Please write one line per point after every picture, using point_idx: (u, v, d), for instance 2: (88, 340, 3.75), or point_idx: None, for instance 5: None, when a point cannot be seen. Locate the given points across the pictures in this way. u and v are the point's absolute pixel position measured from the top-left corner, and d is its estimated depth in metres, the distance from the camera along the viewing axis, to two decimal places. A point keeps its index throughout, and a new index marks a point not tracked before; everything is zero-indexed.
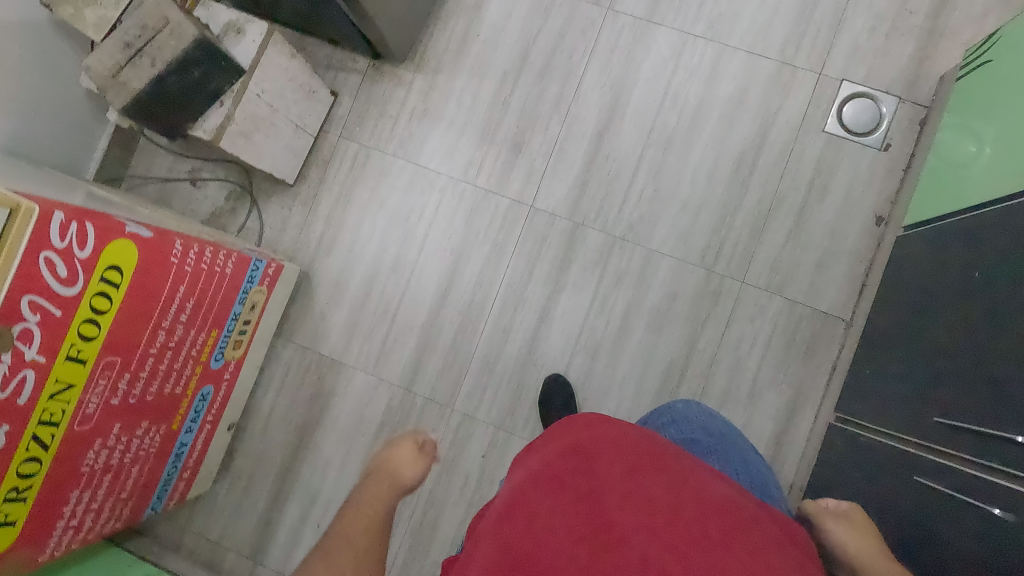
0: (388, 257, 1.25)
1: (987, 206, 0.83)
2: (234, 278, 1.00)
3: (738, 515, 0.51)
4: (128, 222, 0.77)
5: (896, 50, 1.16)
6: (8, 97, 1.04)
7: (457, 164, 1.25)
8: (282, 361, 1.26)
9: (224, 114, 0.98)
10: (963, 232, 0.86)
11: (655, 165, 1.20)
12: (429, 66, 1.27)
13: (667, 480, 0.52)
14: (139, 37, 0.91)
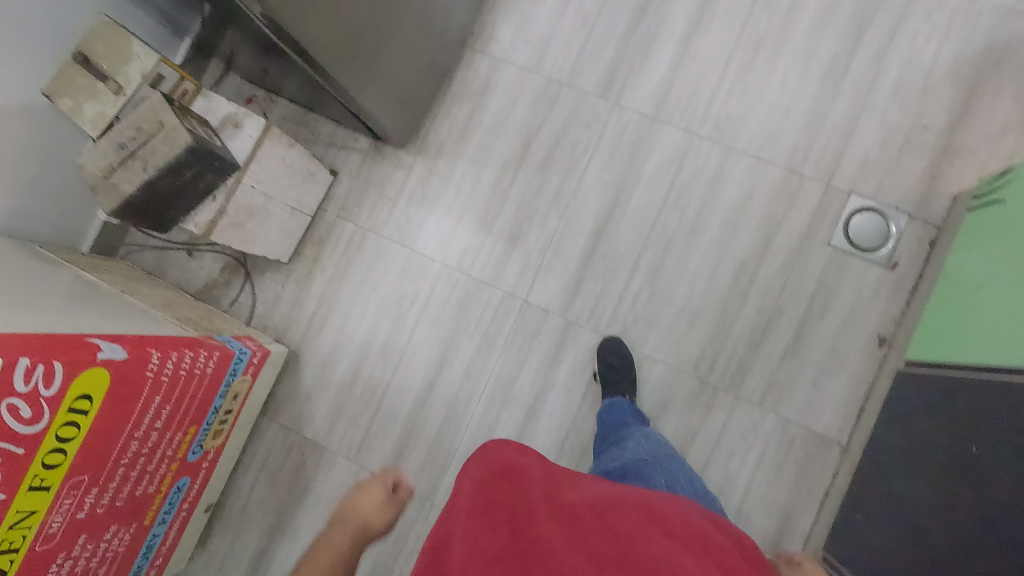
0: (377, 342, 1.24)
1: (1001, 374, 0.81)
2: (215, 376, 1.00)
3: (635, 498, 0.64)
4: (104, 345, 0.77)
5: (908, 165, 1.12)
6: (8, 176, 1.05)
7: (453, 251, 1.24)
8: (265, 440, 1.25)
9: (216, 209, 1.01)
10: (975, 398, 0.82)
11: (652, 268, 1.17)
12: (430, 150, 1.26)
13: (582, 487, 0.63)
14: (134, 139, 0.91)
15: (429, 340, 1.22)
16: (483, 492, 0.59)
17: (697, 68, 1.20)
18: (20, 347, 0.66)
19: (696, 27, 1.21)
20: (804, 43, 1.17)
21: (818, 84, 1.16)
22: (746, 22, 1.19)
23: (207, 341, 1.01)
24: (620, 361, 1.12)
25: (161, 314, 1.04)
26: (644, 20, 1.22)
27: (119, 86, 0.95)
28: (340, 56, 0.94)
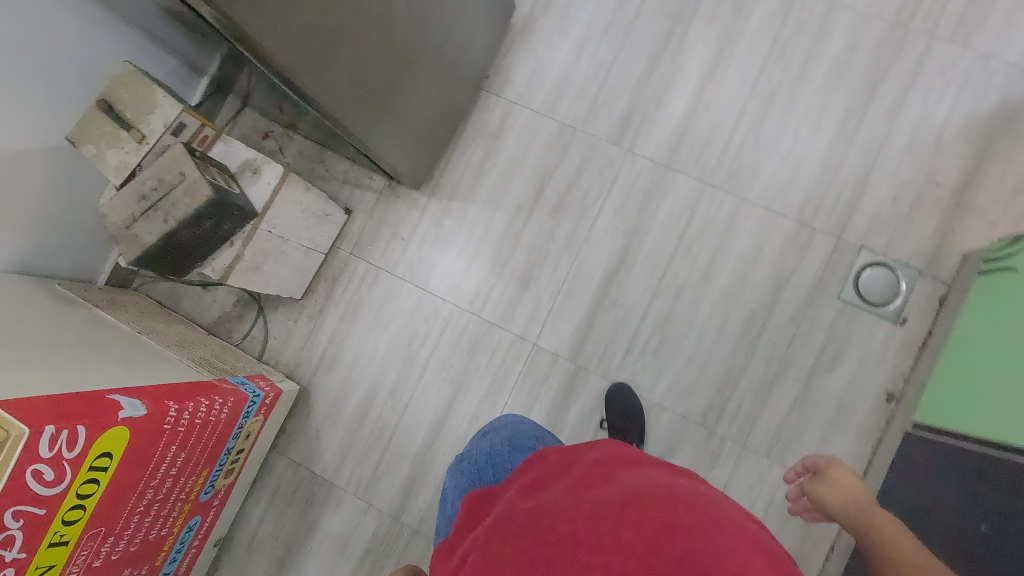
0: (388, 381, 1.25)
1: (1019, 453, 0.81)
2: (229, 420, 1.01)
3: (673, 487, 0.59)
4: (124, 401, 0.78)
5: (919, 222, 1.13)
6: (32, 214, 1.07)
7: (464, 293, 1.25)
8: (274, 474, 1.26)
9: (234, 255, 1.02)
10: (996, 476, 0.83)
11: (663, 315, 1.18)
12: (444, 191, 1.28)
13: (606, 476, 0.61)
14: (156, 190, 0.92)
15: (439, 380, 1.24)
16: (513, 505, 0.62)
17: (711, 118, 1.21)
18: (46, 413, 0.67)
19: (710, 77, 1.22)
20: (817, 96, 1.19)
21: (830, 137, 1.17)
22: (760, 74, 1.21)
23: (221, 384, 1.02)
24: (628, 409, 1.13)
25: (177, 356, 1.05)
26: (659, 68, 1.24)
27: (142, 135, 0.96)
28: (356, 107, 0.94)
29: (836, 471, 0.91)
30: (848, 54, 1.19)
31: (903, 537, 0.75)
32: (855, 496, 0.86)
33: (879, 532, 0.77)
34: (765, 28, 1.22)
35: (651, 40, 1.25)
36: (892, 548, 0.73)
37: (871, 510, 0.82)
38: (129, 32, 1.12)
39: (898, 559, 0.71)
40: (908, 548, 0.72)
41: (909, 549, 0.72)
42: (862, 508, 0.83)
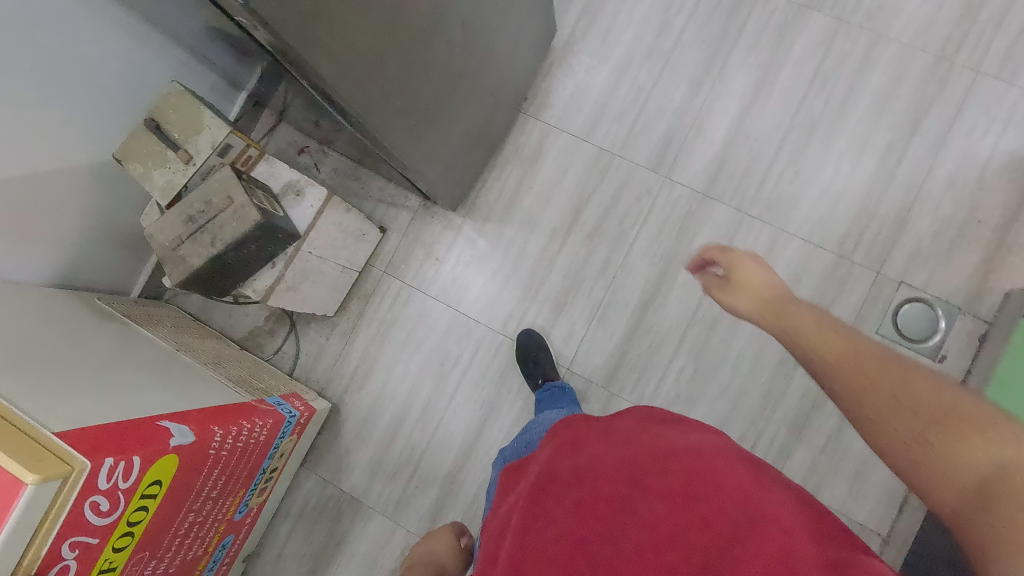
0: (419, 401, 1.25)
1: None
2: (266, 441, 1.01)
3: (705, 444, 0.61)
4: (173, 428, 0.78)
5: (960, 259, 1.12)
6: (73, 227, 1.07)
7: (498, 315, 1.25)
8: (303, 491, 1.26)
9: (275, 276, 1.02)
10: None
11: (698, 345, 1.18)
12: (480, 212, 1.28)
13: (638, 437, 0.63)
14: (203, 212, 0.92)
15: (470, 403, 1.24)
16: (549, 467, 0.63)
17: (751, 146, 1.21)
18: (104, 446, 0.67)
19: (751, 105, 1.22)
20: (859, 129, 1.18)
21: (871, 170, 1.17)
22: (802, 104, 1.20)
23: (259, 406, 1.02)
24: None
25: (216, 375, 1.05)
26: (699, 95, 1.23)
27: (189, 155, 0.96)
28: (401, 131, 0.94)
29: (750, 267, 0.64)
30: (891, 87, 1.18)
31: (828, 319, 0.54)
32: (774, 290, 0.61)
33: (819, 326, 0.53)
34: (808, 58, 1.21)
35: (692, 67, 1.24)
36: (865, 364, 0.47)
37: (795, 304, 0.58)
38: (173, 49, 1.11)
39: (832, 356, 0.49)
40: (870, 354, 0.47)
41: (817, 331, 0.52)
42: (772, 305, 0.59)
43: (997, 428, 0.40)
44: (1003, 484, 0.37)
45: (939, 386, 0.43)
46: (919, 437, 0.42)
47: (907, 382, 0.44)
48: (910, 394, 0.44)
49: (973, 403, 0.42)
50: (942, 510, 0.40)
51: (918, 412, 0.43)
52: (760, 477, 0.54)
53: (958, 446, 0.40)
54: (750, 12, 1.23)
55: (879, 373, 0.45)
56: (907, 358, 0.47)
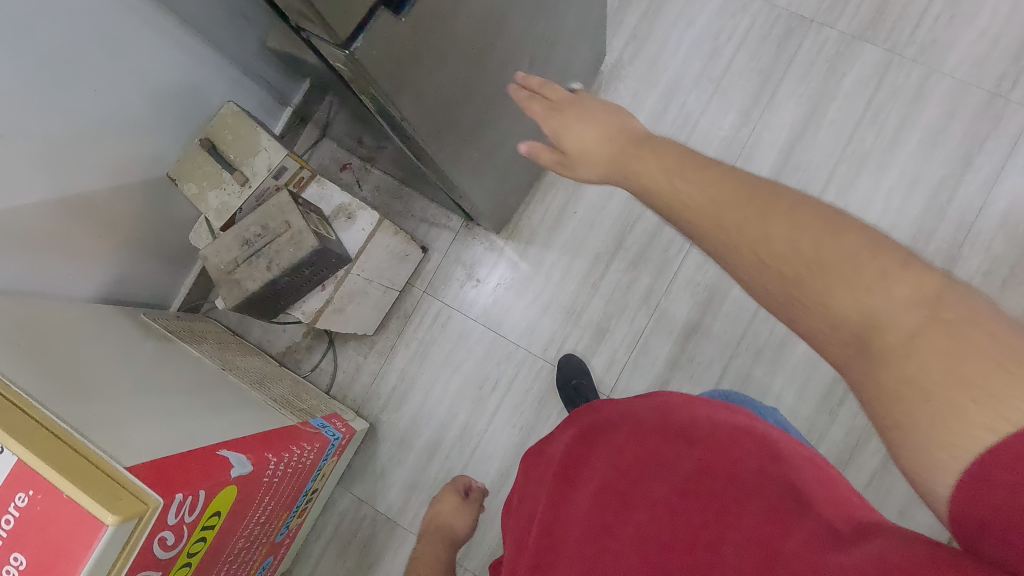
0: (457, 423, 1.25)
1: None
2: (311, 464, 1.01)
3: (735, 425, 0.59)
4: (233, 458, 0.78)
5: (1012, 298, 1.11)
6: (120, 242, 1.07)
7: (538, 339, 1.25)
8: (337, 509, 1.26)
9: (325, 298, 1.03)
10: None
11: (741, 377, 1.17)
12: (522, 234, 1.27)
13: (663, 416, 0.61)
14: (260, 237, 0.92)
15: (508, 427, 1.23)
16: (575, 449, 0.63)
17: (799, 177, 1.20)
18: (172, 481, 0.67)
19: (801, 136, 1.21)
20: (911, 163, 1.17)
21: (922, 206, 1.16)
22: (852, 136, 1.19)
23: (305, 428, 1.02)
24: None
25: (261, 395, 1.05)
26: (748, 124, 1.23)
27: (245, 177, 0.96)
28: (460, 160, 0.94)
29: (600, 112, 0.56)
30: (944, 123, 1.17)
31: (677, 156, 0.47)
32: (611, 132, 0.54)
33: (671, 172, 0.46)
34: (859, 90, 1.20)
35: (741, 95, 1.23)
36: (719, 215, 0.41)
37: (641, 139, 0.52)
38: (226, 66, 1.11)
39: (689, 213, 0.44)
40: (724, 194, 0.41)
41: (674, 182, 0.45)
42: (616, 158, 0.52)
43: (861, 268, 0.34)
44: (880, 340, 0.34)
45: (794, 221, 0.37)
46: (789, 297, 0.38)
47: (764, 228, 0.38)
48: (768, 244, 0.38)
49: (825, 228, 0.36)
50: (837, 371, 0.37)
51: (778, 267, 0.38)
52: (791, 455, 0.55)
53: (832, 304, 0.35)
54: (802, 41, 1.23)
55: (734, 225, 0.40)
56: (763, 181, 0.41)
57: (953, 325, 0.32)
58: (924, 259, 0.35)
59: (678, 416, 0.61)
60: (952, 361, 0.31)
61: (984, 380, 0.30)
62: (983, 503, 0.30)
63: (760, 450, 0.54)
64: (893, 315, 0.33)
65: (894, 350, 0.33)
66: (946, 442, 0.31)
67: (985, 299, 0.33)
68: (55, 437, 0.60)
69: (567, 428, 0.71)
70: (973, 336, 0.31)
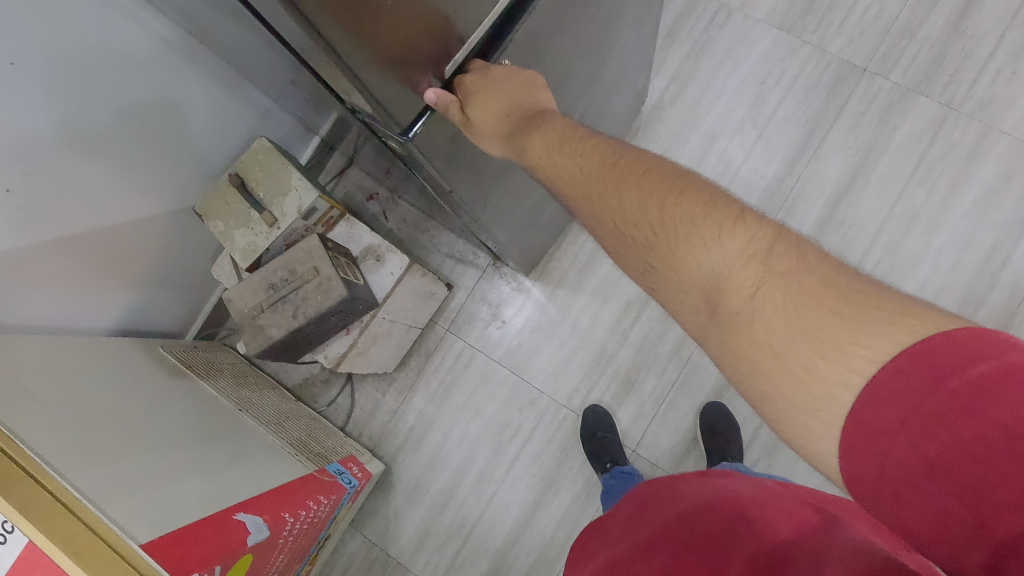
0: (474, 469, 1.20)
1: None
2: (327, 514, 0.98)
3: (704, 492, 0.63)
4: (249, 523, 0.76)
5: None
6: (143, 272, 1.04)
7: (563, 387, 1.21)
8: (347, 551, 1.21)
9: (349, 343, 1.00)
10: None
11: (773, 439, 1.13)
12: (551, 276, 1.23)
13: (645, 511, 0.65)
14: (287, 282, 0.88)
15: (528, 476, 1.19)
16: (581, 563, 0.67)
17: (844, 233, 1.15)
18: (187, 559, 0.64)
19: (847, 191, 1.16)
20: (963, 224, 1.12)
21: (972, 271, 1.11)
22: (901, 194, 1.14)
23: (321, 477, 0.98)
24: (726, 428, 1.11)
25: (277, 439, 1.02)
26: (792, 174, 1.18)
27: (274, 218, 0.92)
28: (496, 212, 0.90)
29: (511, 90, 0.58)
30: (1000, 183, 1.12)
31: (559, 137, 0.55)
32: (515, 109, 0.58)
33: (556, 150, 0.55)
34: (911, 144, 1.15)
35: (786, 143, 1.19)
36: (596, 191, 0.50)
37: (541, 120, 0.58)
38: (259, 96, 1.09)
39: (576, 190, 0.52)
40: (592, 172, 0.51)
41: (560, 164, 0.54)
42: (515, 137, 0.58)
43: (699, 231, 0.42)
44: (721, 297, 0.41)
45: (643, 192, 0.46)
46: (646, 265, 0.46)
47: (623, 201, 0.47)
48: (626, 216, 0.47)
49: (671, 193, 0.45)
50: (692, 331, 0.45)
51: (636, 235, 0.46)
52: (762, 505, 0.56)
53: (679, 265, 0.43)
54: (852, 91, 1.18)
55: (602, 197, 0.49)
56: (625, 155, 0.50)
57: (784, 276, 0.39)
58: (759, 216, 0.43)
59: (658, 507, 0.65)
60: (791, 317, 0.38)
61: (823, 335, 0.37)
62: (862, 462, 0.35)
63: (723, 511, 0.56)
64: (729, 271, 0.41)
65: (736, 307, 0.40)
66: (811, 407, 0.37)
67: (810, 248, 0.41)
68: (67, 513, 0.57)
69: (581, 541, 0.75)
70: (803, 287, 0.38)
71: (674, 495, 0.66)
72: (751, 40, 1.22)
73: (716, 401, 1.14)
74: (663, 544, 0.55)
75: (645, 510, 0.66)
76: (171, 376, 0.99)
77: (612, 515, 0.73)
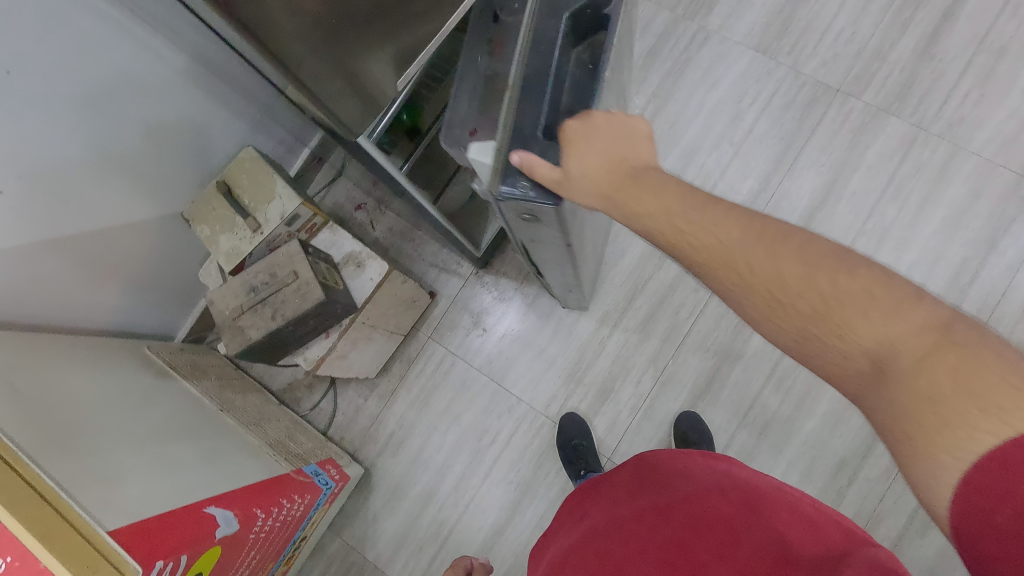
0: (452, 475, 1.22)
1: None
2: (302, 513, 1.00)
3: (715, 478, 0.65)
4: (220, 517, 0.78)
5: None
6: (133, 274, 1.08)
7: (541, 395, 1.23)
8: (326, 554, 1.22)
9: (328, 346, 1.02)
10: None
11: (747, 449, 1.14)
12: (532, 286, 1.26)
13: (649, 483, 0.68)
14: (267, 284, 0.92)
15: (504, 483, 1.21)
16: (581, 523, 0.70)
17: None
18: (152, 547, 0.66)
19: (820, 206, 1.19)
20: (933, 241, 1.14)
21: (942, 286, 1.12)
22: (873, 210, 1.17)
23: (297, 477, 1.00)
24: (698, 438, 1.12)
25: (257, 440, 1.04)
26: (767, 190, 1.21)
27: (257, 224, 0.96)
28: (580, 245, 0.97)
29: (610, 141, 0.54)
30: (969, 202, 1.15)
31: (679, 194, 0.48)
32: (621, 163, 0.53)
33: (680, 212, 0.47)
34: (883, 163, 1.18)
35: (762, 160, 1.22)
36: (737, 257, 0.43)
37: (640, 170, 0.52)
38: (250, 108, 1.13)
39: (705, 260, 0.45)
40: (734, 238, 0.43)
41: (684, 225, 0.46)
42: (615, 197, 0.51)
43: (872, 306, 0.38)
44: (890, 371, 0.37)
45: (802, 263, 0.40)
46: (805, 333, 0.41)
47: (781, 273, 0.41)
48: (786, 289, 0.41)
49: (835, 264, 0.40)
50: (851, 390, 0.41)
51: (798, 310, 0.40)
52: (777, 507, 0.59)
53: (845, 337, 0.39)
54: (826, 110, 1.22)
55: (752, 269, 0.42)
56: (772, 221, 0.43)
57: (959, 352, 0.36)
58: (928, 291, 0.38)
59: (663, 480, 0.67)
60: (957, 387, 0.35)
61: (988, 409, 0.34)
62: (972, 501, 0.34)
63: (738, 509, 0.59)
64: (904, 347, 0.37)
65: (903, 380, 0.37)
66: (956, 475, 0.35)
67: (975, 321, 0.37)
68: (44, 502, 0.59)
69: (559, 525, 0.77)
70: (979, 364, 0.35)
71: (679, 471, 0.67)
72: (729, 60, 1.26)
73: (691, 411, 1.16)
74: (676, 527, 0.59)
75: (653, 481, 0.68)
76: (152, 375, 1.01)
77: (608, 479, 0.76)
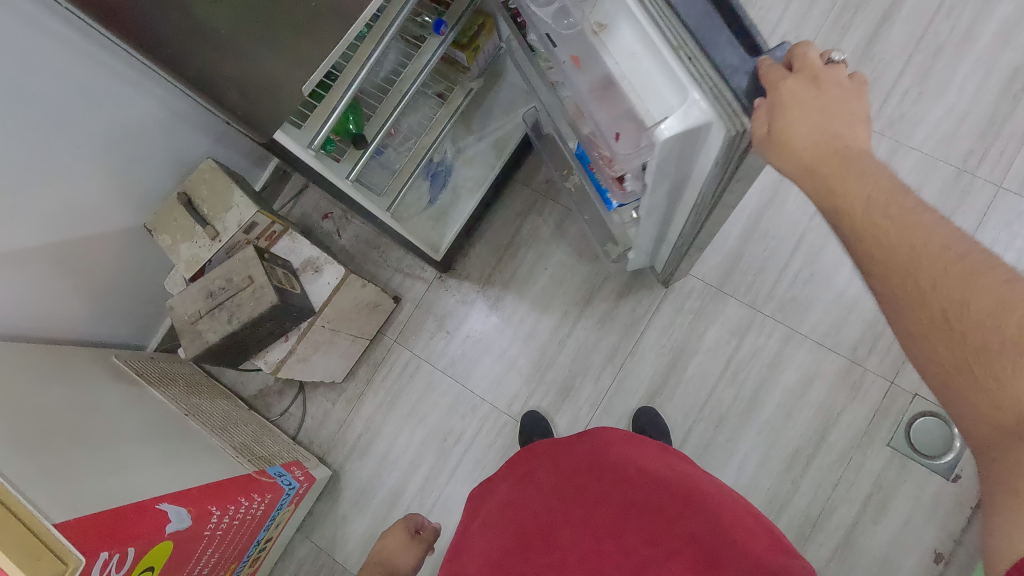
0: (418, 475, 1.24)
1: None
2: (264, 512, 1.02)
3: (657, 462, 0.67)
4: (172, 513, 0.82)
5: None
6: (101, 284, 1.11)
7: (503, 394, 1.25)
8: (295, 557, 1.24)
9: (287, 348, 1.06)
10: None
11: (703, 442, 1.16)
12: (494, 288, 1.30)
13: (593, 451, 0.69)
14: (223, 290, 0.96)
15: (469, 482, 1.22)
16: (521, 480, 0.71)
17: (766, 244, 1.21)
18: (101, 538, 0.69)
19: (768, 204, 1.23)
20: None
21: None
22: None
23: (259, 477, 1.03)
24: (656, 432, 1.15)
25: (220, 442, 1.06)
26: None
27: (216, 231, 1.00)
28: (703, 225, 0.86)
29: (828, 113, 0.49)
30: None
31: (887, 195, 0.45)
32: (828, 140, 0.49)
33: (879, 210, 0.44)
34: None
35: None
36: (918, 268, 0.41)
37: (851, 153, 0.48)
38: (214, 122, 1.17)
39: (890, 261, 0.43)
40: (929, 252, 0.41)
41: (880, 230, 0.44)
42: (818, 174, 0.49)
43: None
44: None
45: (994, 301, 0.37)
46: (960, 366, 0.38)
47: (968, 299, 0.38)
48: (968, 320, 0.38)
49: None
50: (977, 444, 0.37)
51: (968, 340, 0.38)
52: (713, 497, 0.62)
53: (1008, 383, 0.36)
54: None
55: (936, 290, 0.40)
56: (979, 253, 0.40)
57: None
58: None
59: (606, 451, 0.69)
60: None
61: None
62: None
63: (680, 495, 0.62)
64: None
65: None
66: None
67: None
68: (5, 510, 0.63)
69: (492, 484, 0.78)
70: None
71: (622, 446, 0.69)
72: None
73: (648, 406, 1.19)
74: (614, 511, 0.61)
75: (596, 453, 0.69)
76: (114, 380, 1.04)
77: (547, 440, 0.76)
